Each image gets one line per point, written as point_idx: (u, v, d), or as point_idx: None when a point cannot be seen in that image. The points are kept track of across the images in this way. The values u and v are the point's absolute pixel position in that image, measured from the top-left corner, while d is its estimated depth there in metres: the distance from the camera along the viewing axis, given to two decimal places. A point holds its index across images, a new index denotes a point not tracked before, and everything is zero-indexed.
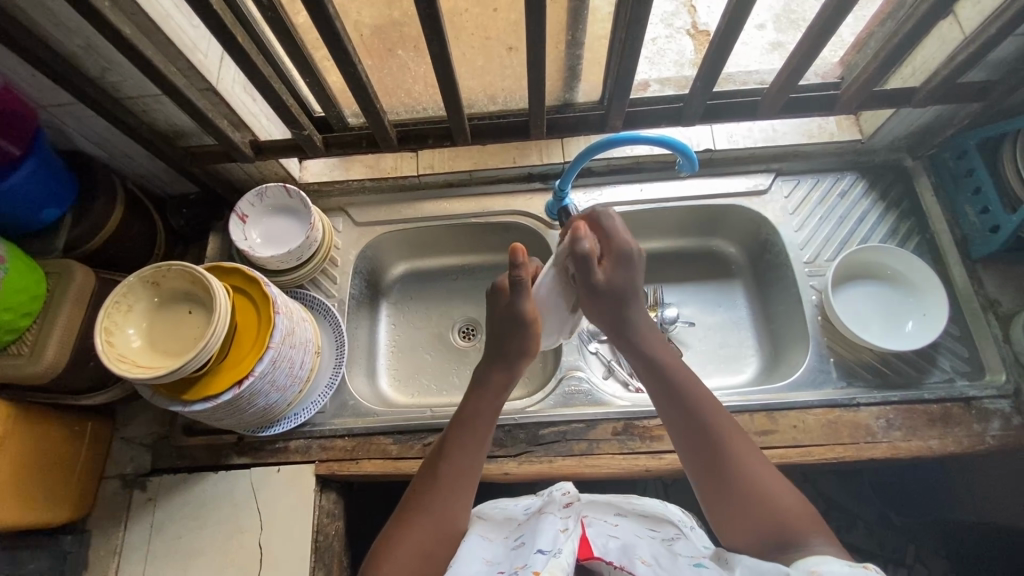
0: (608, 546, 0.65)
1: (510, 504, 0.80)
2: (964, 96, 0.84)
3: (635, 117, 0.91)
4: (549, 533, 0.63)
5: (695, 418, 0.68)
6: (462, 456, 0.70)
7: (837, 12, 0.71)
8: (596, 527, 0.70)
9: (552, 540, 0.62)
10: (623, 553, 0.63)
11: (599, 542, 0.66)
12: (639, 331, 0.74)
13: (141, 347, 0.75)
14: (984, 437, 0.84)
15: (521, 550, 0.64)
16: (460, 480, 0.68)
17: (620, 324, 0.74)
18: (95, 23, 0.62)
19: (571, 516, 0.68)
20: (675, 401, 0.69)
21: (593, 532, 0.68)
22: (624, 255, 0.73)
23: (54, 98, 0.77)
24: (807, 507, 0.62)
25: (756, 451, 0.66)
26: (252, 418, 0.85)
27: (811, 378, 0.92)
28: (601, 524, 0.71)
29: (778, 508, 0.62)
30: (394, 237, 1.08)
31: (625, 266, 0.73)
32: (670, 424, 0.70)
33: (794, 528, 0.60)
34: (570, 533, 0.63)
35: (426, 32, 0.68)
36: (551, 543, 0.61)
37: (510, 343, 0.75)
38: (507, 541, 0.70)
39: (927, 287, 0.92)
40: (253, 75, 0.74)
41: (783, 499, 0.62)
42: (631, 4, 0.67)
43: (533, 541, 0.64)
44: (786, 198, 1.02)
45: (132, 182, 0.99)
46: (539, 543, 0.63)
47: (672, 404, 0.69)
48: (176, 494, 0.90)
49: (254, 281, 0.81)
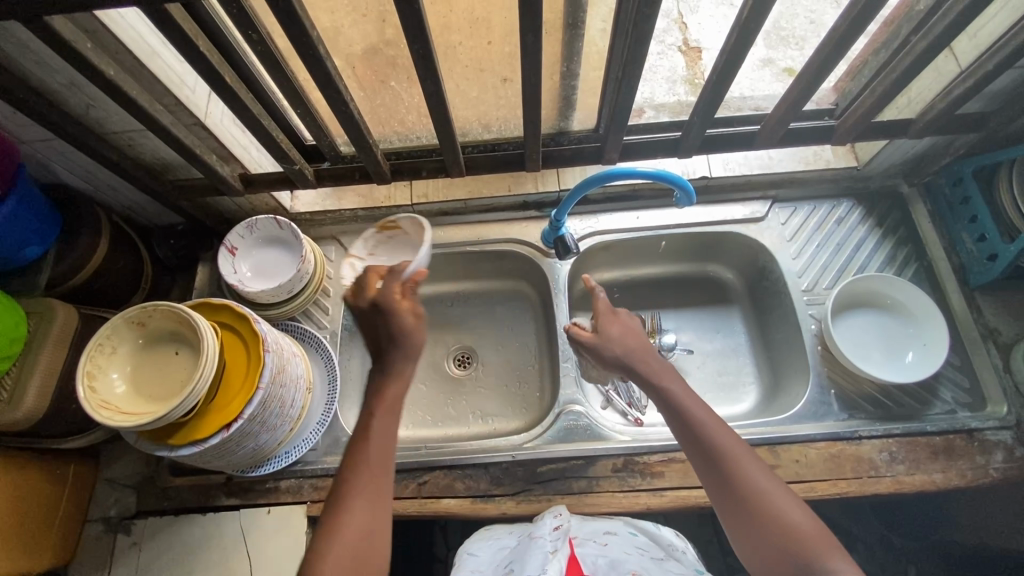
0: (597, 563, 0.69)
1: (503, 532, 0.81)
2: (960, 127, 0.83)
3: (632, 148, 0.90)
4: (538, 557, 0.67)
5: (700, 438, 0.65)
6: (364, 478, 0.63)
7: (838, 48, 0.70)
8: (584, 547, 0.72)
9: (541, 564, 0.66)
10: (613, 568, 0.67)
11: (588, 560, 0.69)
12: (646, 361, 0.72)
13: (125, 391, 0.72)
14: (988, 470, 0.83)
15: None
16: (374, 509, 0.62)
17: (627, 363, 0.73)
18: (77, 65, 0.59)
19: (560, 537, 0.72)
20: (676, 412, 0.68)
21: (583, 551, 0.71)
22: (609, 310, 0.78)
23: (36, 133, 0.75)
24: (810, 515, 0.59)
25: (764, 468, 0.63)
26: (241, 459, 0.82)
27: (812, 410, 0.90)
28: (590, 544, 0.73)
29: (781, 518, 0.59)
30: (388, 265, 1.07)
31: (611, 317, 0.77)
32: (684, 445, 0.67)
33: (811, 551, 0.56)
34: (559, 554, 0.67)
35: (419, 71, 0.68)
36: (539, 566, 0.65)
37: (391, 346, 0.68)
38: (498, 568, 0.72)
39: (927, 317, 0.91)
40: (242, 113, 0.72)
41: (780, 504, 0.60)
42: (628, 45, 0.67)
43: (521, 566, 0.67)
44: (783, 225, 1.01)
45: (118, 214, 0.97)
46: (528, 567, 0.66)
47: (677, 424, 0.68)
48: (162, 537, 0.87)
49: (243, 317, 0.79)
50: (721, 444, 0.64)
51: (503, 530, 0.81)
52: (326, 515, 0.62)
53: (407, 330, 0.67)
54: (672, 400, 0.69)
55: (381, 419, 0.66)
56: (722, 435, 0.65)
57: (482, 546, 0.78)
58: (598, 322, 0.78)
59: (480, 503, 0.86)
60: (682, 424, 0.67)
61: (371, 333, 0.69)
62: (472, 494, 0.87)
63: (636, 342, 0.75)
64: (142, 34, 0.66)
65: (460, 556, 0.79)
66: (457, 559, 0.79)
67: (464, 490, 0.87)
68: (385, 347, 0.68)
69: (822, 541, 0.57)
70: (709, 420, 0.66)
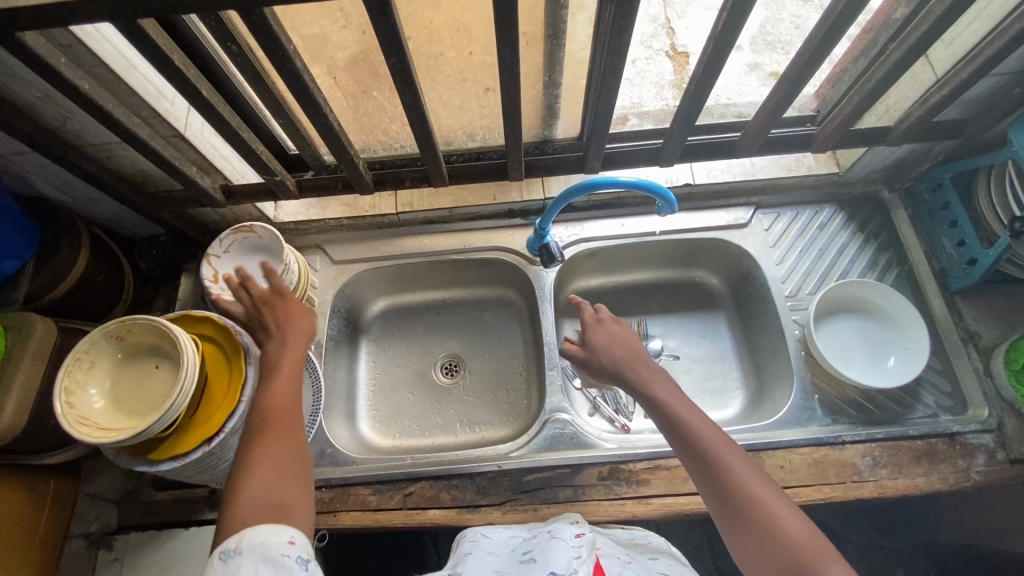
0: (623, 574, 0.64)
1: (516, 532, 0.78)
2: (938, 134, 0.84)
3: (614, 157, 0.91)
4: (563, 557, 0.63)
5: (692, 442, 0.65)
6: (283, 404, 0.65)
7: (814, 57, 0.71)
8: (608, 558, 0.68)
9: (567, 563, 0.61)
10: None
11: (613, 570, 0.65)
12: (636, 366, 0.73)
13: (104, 407, 0.71)
14: (970, 473, 0.84)
15: (533, 568, 0.63)
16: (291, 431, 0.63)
17: (616, 370, 0.74)
18: (50, 79, 0.59)
19: (583, 544, 0.67)
20: (667, 417, 0.68)
21: (608, 561, 0.67)
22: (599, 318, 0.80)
23: (12, 146, 0.74)
24: (801, 518, 0.59)
25: (755, 470, 0.63)
26: (225, 472, 0.82)
27: (796, 416, 0.91)
28: (613, 557, 0.69)
29: (771, 519, 0.58)
30: (373, 274, 1.06)
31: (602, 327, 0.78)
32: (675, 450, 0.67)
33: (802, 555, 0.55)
34: (585, 559, 0.63)
35: (398, 84, 0.68)
36: (566, 566, 0.61)
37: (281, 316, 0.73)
38: (513, 556, 0.69)
39: (909, 322, 0.92)
40: (221, 125, 0.71)
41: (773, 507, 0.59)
42: (607, 56, 0.67)
43: (545, 560, 0.63)
44: (766, 231, 1.02)
45: (99, 226, 0.96)
46: (552, 565, 0.62)
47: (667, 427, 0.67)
48: (144, 552, 0.86)
49: (225, 329, 0.78)
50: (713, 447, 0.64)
51: (512, 527, 0.80)
52: (244, 442, 0.62)
53: (298, 310, 0.74)
54: (662, 404, 0.69)
55: (292, 360, 0.70)
56: (712, 438, 0.65)
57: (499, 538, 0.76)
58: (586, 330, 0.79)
59: (466, 514, 0.86)
60: (671, 428, 0.67)
61: (261, 326, 0.74)
62: (457, 505, 0.86)
63: (627, 351, 0.76)
64: (118, 47, 0.66)
65: (466, 535, 0.78)
66: (462, 538, 0.78)
67: (449, 500, 0.87)
68: (281, 327, 0.73)
69: (815, 544, 0.56)
70: (696, 422, 0.66)
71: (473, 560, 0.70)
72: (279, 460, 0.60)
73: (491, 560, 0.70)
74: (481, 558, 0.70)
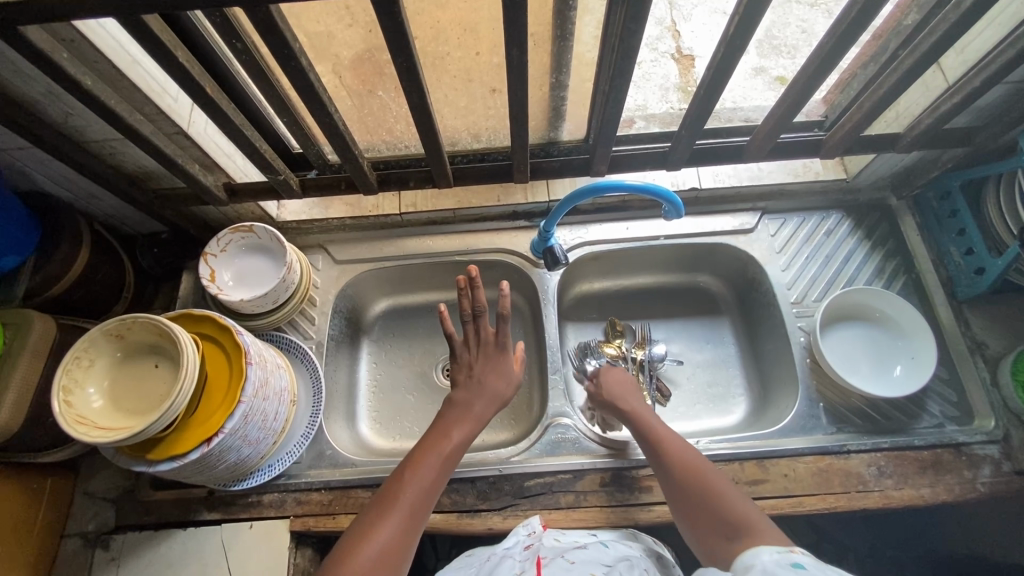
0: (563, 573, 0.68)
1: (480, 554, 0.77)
2: (948, 142, 0.84)
3: (619, 161, 0.91)
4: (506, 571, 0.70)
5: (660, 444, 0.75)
6: (419, 485, 0.69)
7: (826, 61, 0.70)
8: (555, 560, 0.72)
9: None
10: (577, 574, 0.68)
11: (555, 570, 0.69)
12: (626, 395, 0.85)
13: (102, 406, 0.70)
14: (976, 485, 0.83)
15: None
16: (416, 514, 0.67)
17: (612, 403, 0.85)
18: (52, 74, 0.58)
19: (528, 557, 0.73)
20: (644, 430, 0.78)
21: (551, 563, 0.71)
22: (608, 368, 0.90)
23: (13, 142, 0.73)
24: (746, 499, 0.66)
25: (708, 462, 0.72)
26: (223, 473, 0.81)
27: (801, 424, 0.90)
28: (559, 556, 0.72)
29: (721, 499, 0.67)
30: (376, 275, 1.06)
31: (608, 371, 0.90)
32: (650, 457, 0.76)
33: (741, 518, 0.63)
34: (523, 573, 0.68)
35: (404, 84, 0.67)
36: None
37: (490, 368, 0.82)
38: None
39: (915, 331, 0.91)
40: (225, 123, 0.71)
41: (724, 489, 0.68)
42: (616, 58, 0.66)
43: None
44: (772, 237, 1.01)
45: (100, 222, 0.95)
46: None
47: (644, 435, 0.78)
48: (141, 553, 0.85)
49: (226, 329, 0.77)
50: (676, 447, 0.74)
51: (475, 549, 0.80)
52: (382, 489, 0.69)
53: (506, 370, 0.83)
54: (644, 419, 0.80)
55: (449, 451, 0.73)
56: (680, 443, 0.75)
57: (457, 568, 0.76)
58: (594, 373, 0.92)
59: (466, 518, 0.85)
60: (646, 437, 0.77)
61: (462, 370, 0.83)
62: (457, 509, 0.85)
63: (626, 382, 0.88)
64: (121, 43, 0.65)
65: None
66: None
67: (449, 504, 0.86)
68: (478, 378, 0.81)
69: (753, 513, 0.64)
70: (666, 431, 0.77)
71: None
72: (392, 538, 0.64)
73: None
74: None
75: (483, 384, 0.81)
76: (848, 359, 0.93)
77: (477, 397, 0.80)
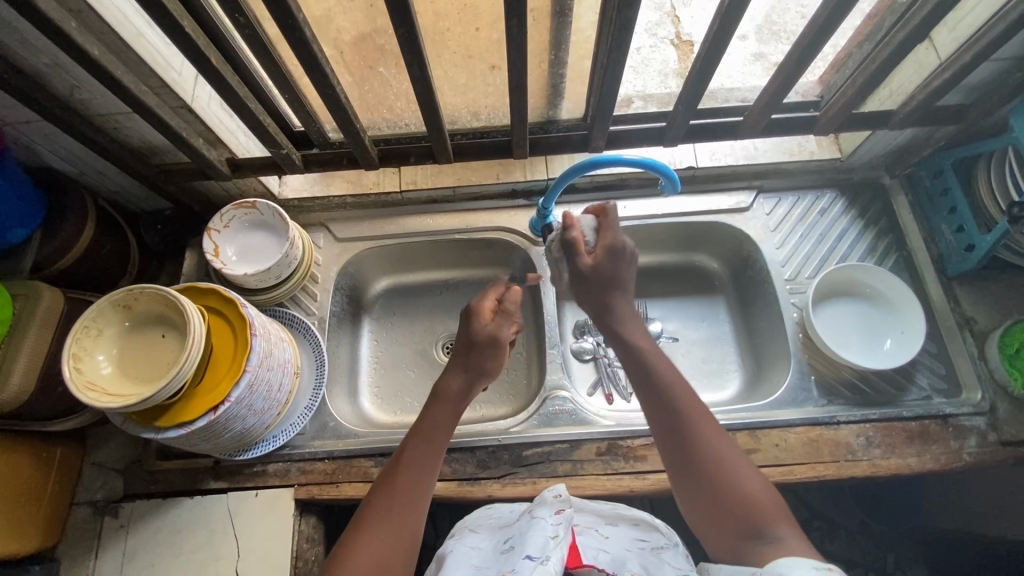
0: (599, 557, 0.70)
1: (505, 510, 0.82)
2: (940, 119, 0.85)
3: (617, 138, 0.92)
4: (538, 539, 0.65)
5: (663, 400, 0.68)
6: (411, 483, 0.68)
7: (818, 37, 0.71)
8: (586, 536, 0.73)
9: (541, 546, 0.64)
10: (613, 562, 0.69)
11: (589, 551, 0.70)
12: (621, 316, 0.78)
13: (112, 373, 0.72)
14: (961, 454, 0.85)
15: (512, 555, 0.66)
16: (412, 508, 0.67)
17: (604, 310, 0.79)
18: (60, 43, 0.59)
19: (562, 522, 0.69)
20: (650, 379, 0.70)
21: (584, 541, 0.72)
22: (614, 245, 0.81)
23: (20, 115, 0.74)
24: (765, 485, 0.63)
25: (719, 430, 0.67)
26: (229, 442, 0.83)
27: (793, 396, 0.92)
28: (591, 534, 0.74)
29: (735, 483, 0.62)
30: (377, 253, 1.07)
31: (614, 254, 0.81)
32: (648, 410, 0.70)
33: (757, 510, 0.60)
34: (560, 541, 0.65)
35: (404, 56, 0.68)
36: (539, 550, 0.63)
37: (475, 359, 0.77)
38: (496, 544, 0.72)
39: (905, 306, 0.93)
40: (229, 96, 0.72)
41: (739, 472, 0.63)
42: (613, 31, 0.67)
43: (521, 546, 0.66)
44: (767, 215, 1.03)
45: (104, 199, 0.97)
46: (527, 548, 0.65)
47: (641, 392, 0.71)
48: (149, 519, 0.88)
49: (232, 302, 0.79)
50: (684, 407, 0.67)
51: (502, 504, 0.83)
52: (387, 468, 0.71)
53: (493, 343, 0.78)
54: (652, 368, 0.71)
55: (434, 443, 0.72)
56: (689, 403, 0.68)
57: (481, 523, 0.80)
58: (599, 254, 0.81)
59: (466, 486, 0.87)
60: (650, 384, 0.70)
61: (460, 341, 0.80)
62: (458, 477, 0.88)
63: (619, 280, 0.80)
64: (127, 14, 0.66)
65: (457, 529, 0.81)
66: (456, 530, 0.81)
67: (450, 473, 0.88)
68: (467, 357, 0.78)
69: (770, 505, 0.61)
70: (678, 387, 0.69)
71: (455, 557, 0.73)
72: (392, 524, 0.65)
73: (475, 555, 0.72)
74: (463, 553, 0.73)
75: (465, 361, 0.77)
76: (838, 331, 0.96)
77: (454, 371, 0.77)
